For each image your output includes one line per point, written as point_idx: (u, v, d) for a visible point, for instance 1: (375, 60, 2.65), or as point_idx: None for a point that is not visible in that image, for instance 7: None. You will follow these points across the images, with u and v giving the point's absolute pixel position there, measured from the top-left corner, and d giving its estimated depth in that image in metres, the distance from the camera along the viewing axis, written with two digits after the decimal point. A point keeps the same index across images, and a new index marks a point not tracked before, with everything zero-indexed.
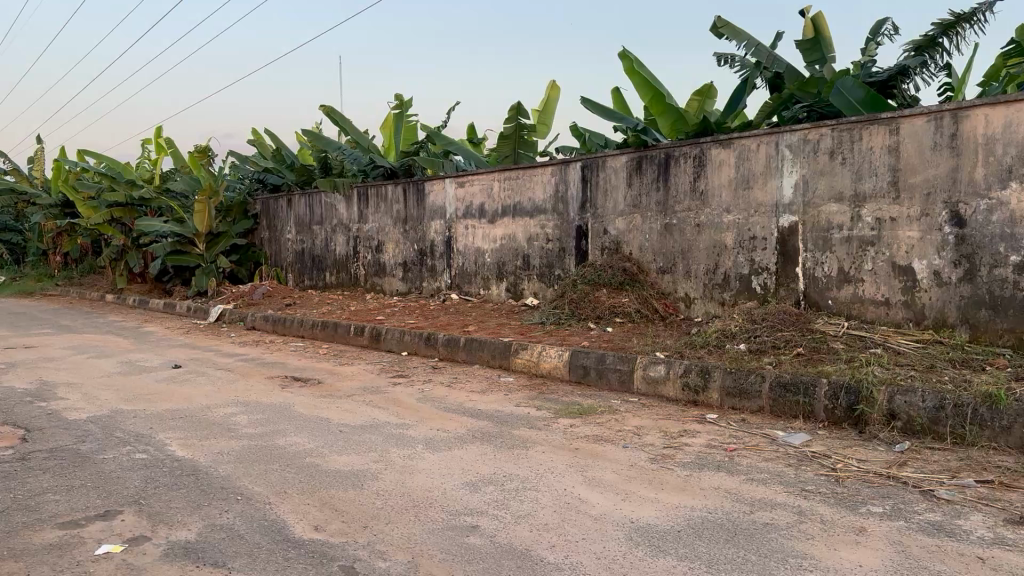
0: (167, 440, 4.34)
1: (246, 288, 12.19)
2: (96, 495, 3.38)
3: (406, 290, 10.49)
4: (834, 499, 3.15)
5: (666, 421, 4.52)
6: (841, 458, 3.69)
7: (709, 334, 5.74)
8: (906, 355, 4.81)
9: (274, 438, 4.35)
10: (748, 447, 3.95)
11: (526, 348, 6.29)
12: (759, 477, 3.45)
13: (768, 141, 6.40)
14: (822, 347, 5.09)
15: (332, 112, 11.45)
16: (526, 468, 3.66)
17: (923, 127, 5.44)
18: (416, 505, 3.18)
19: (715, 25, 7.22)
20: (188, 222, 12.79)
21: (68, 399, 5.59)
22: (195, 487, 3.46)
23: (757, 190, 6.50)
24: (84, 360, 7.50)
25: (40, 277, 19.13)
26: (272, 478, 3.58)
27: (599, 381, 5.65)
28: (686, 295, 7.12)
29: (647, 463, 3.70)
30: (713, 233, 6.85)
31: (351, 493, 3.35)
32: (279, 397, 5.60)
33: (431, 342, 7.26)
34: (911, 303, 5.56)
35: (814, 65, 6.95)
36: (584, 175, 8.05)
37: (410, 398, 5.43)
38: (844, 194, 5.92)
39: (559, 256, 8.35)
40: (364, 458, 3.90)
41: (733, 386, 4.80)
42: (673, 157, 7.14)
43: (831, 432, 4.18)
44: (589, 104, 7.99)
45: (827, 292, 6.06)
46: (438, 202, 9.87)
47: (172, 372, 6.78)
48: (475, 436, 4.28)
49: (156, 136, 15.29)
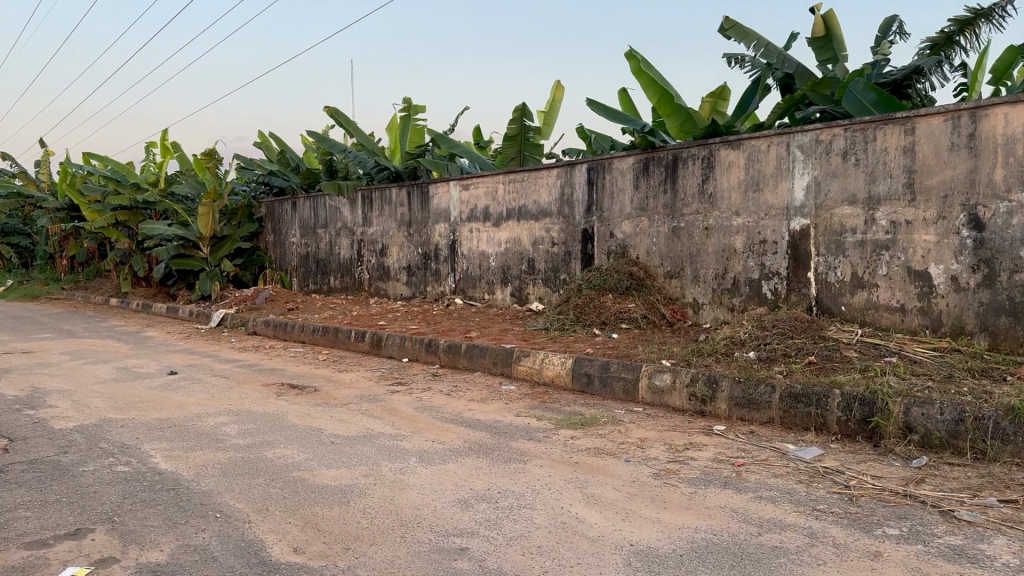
0: (152, 452, 4.18)
1: (250, 292, 12.04)
2: (68, 512, 3.22)
3: (411, 294, 10.33)
4: (848, 520, 2.96)
5: (672, 433, 4.33)
6: (855, 475, 3.49)
7: (717, 341, 5.54)
8: (922, 365, 4.61)
9: (263, 450, 4.19)
10: (757, 462, 3.75)
11: (529, 355, 6.11)
12: (768, 496, 3.25)
13: (779, 142, 6.20)
14: (834, 356, 4.88)
15: (336, 114, 11.31)
16: (522, 484, 3.47)
17: (939, 127, 5.24)
18: (403, 525, 3.00)
19: (722, 27, 7.04)
20: (192, 226, 12.65)
21: (57, 407, 5.45)
22: (174, 503, 3.30)
23: (768, 192, 6.30)
24: (80, 365, 7.37)
25: (47, 281, 19.09)
26: (254, 493, 3.42)
27: (603, 390, 5.46)
28: (694, 300, 6.93)
29: (650, 479, 3.50)
30: (722, 237, 6.66)
31: (337, 510, 3.18)
32: (272, 405, 5.44)
33: (432, 348, 7.09)
34: (927, 309, 5.34)
35: (827, 64, 6.75)
36: (590, 177, 7.87)
37: (407, 407, 5.26)
38: (858, 196, 5.72)
39: (565, 259, 8.17)
40: (353, 472, 3.72)
41: (741, 397, 4.61)
42: (681, 158, 6.95)
43: (845, 446, 3.97)
44: (595, 105, 7.82)
45: (840, 298, 5.85)
46: (442, 205, 9.70)
47: (167, 378, 6.65)
48: (471, 449, 4.10)
49: (161, 140, 15.21)
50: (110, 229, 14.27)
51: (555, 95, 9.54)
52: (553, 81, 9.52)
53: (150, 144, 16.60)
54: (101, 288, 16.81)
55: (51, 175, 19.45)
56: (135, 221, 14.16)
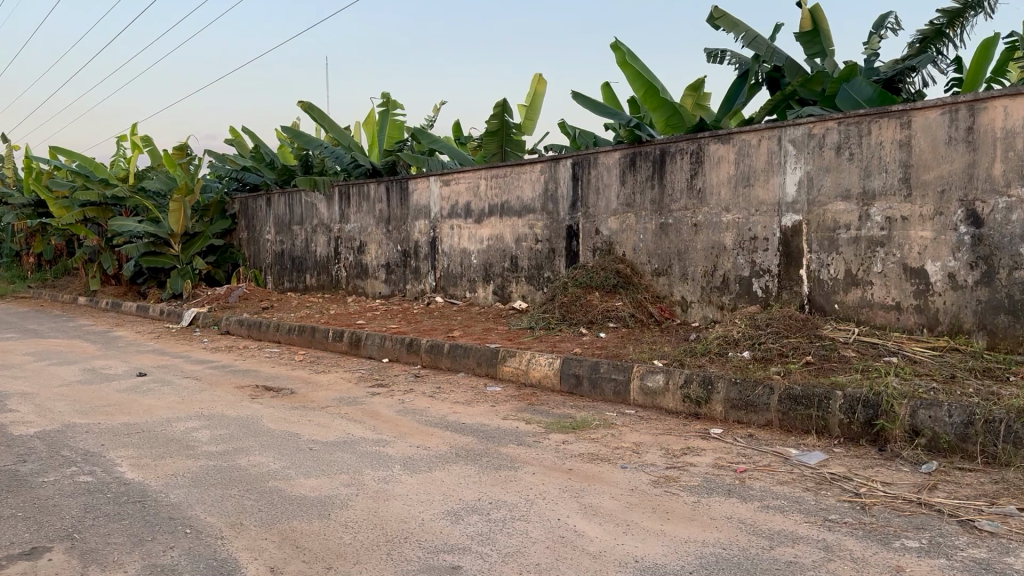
0: (118, 460, 3.92)
1: (223, 290, 11.73)
2: (24, 528, 2.97)
3: (390, 292, 10.08)
4: (863, 532, 2.79)
5: (668, 438, 4.14)
6: (865, 481, 3.32)
7: (710, 341, 5.35)
8: (923, 364, 4.47)
9: (237, 458, 3.95)
10: (759, 467, 3.58)
11: (514, 356, 5.90)
12: (775, 505, 3.08)
13: (770, 136, 6.05)
14: (832, 356, 4.72)
15: (312, 109, 11.03)
16: (515, 493, 3.27)
17: (937, 121, 5.10)
18: (389, 540, 2.79)
19: (711, 17, 6.87)
20: (164, 222, 12.28)
21: (19, 411, 5.16)
22: (141, 517, 3.07)
23: (759, 187, 6.14)
24: (43, 367, 7.06)
25: (13, 279, 18.60)
26: (227, 506, 3.19)
27: (592, 391, 5.27)
28: (682, 298, 6.77)
29: (650, 488, 3.31)
30: (711, 234, 6.49)
31: (316, 525, 2.96)
32: (246, 409, 5.18)
33: (414, 348, 6.86)
34: (924, 308, 5.21)
35: (814, 58, 6.60)
36: (575, 172, 7.68)
37: (389, 410, 5.03)
38: (852, 191, 5.57)
39: (549, 257, 7.97)
40: (333, 482, 3.50)
41: (738, 399, 4.44)
42: (669, 153, 6.78)
43: (849, 450, 3.81)
44: (580, 99, 7.62)
45: (833, 296, 5.71)
46: (422, 202, 9.47)
47: (136, 380, 6.36)
48: (458, 455, 3.90)
49: (132, 134, 14.81)
50: (79, 226, 13.85)
51: (536, 88, 9.35)
52: (535, 74, 9.32)
53: (121, 139, 16.16)
54: (70, 286, 16.38)
55: (16, 170, 18.94)
56: (105, 218, 13.75)
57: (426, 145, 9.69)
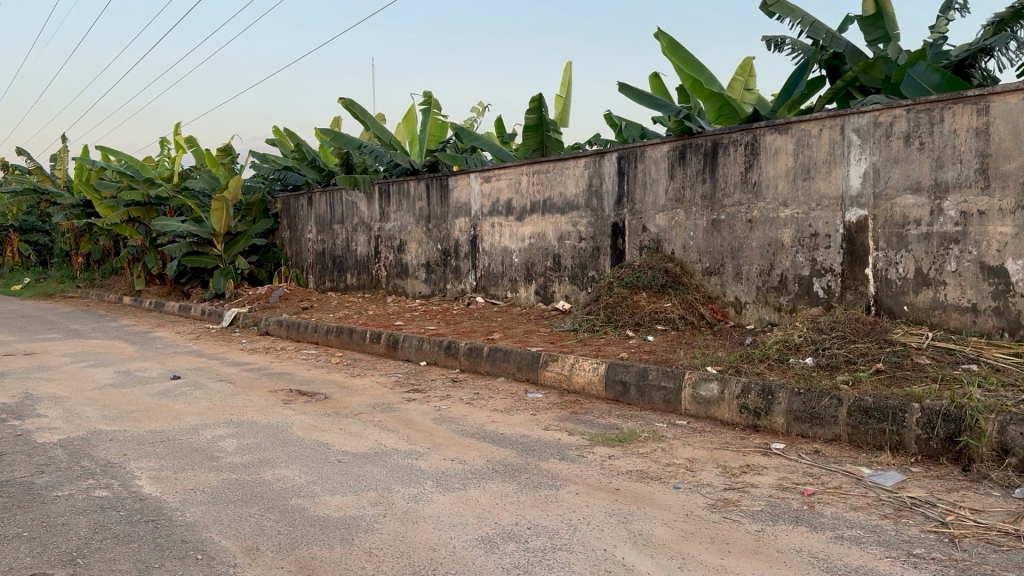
0: (138, 472, 3.71)
1: (263, 290, 11.63)
2: (26, 551, 2.75)
3: (430, 292, 9.84)
4: (956, 571, 2.42)
5: (724, 454, 3.79)
6: (951, 509, 2.94)
7: (768, 346, 4.97)
8: (1006, 372, 4.06)
9: (261, 471, 3.71)
10: (829, 490, 3.22)
11: (557, 360, 5.60)
12: (852, 536, 2.73)
13: (832, 125, 5.64)
14: (904, 363, 4.32)
15: (352, 105, 10.85)
16: (556, 518, 2.96)
17: (1019, 106, 4.66)
18: (415, 572, 2.51)
19: (766, 4, 6.46)
20: (206, 222, 12.24)
21: (47, 417, 5.00)
22: (152, 539, 2.84)
23: (820, 180, 5.74)
24: (78, 369, 6.94)
25: (63, 280, 18.91)
26: (244, 527, 2.95)
27: (640, 400, 4.95)
28: (736, 299, 6.39)
29: (706, 513, 2.98)
30: (768, 230, 6.10)
31: (338, 552, 2.70)
32: (277, 416, 4.96)
33: (452, 351, 6.60)
34: (1003, 310, 4.78)
35: (877, 44, 6.16)
36: (620, 167, 7.34)
37: (424, 418, 4.78)
38: (922, 184, 5.15)
39: (593, 256, 7.65)
40: (360, 501, 3.23)
41: (802, 410, 4.08)
42: (721, 145, 6.40)
43: (929, 471, 3.43)
44: (626, 89, 7.28)
45: (902, 297, 5.29)
46: (462, 199, 9.21)
47: (169, 384, 6.18)
48: (496, 470, 3.61)
49: (176, 134, 14.84)
50: (124, 226, 13.89)
51: (566, 75, 9.03)
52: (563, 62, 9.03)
53: (163, 140, 16.20)
54: (115, 286, 16.46)
55: (66, 172, 19.20)
56: (148, 218, 13.78)
57: (466, 143, 9.41)
